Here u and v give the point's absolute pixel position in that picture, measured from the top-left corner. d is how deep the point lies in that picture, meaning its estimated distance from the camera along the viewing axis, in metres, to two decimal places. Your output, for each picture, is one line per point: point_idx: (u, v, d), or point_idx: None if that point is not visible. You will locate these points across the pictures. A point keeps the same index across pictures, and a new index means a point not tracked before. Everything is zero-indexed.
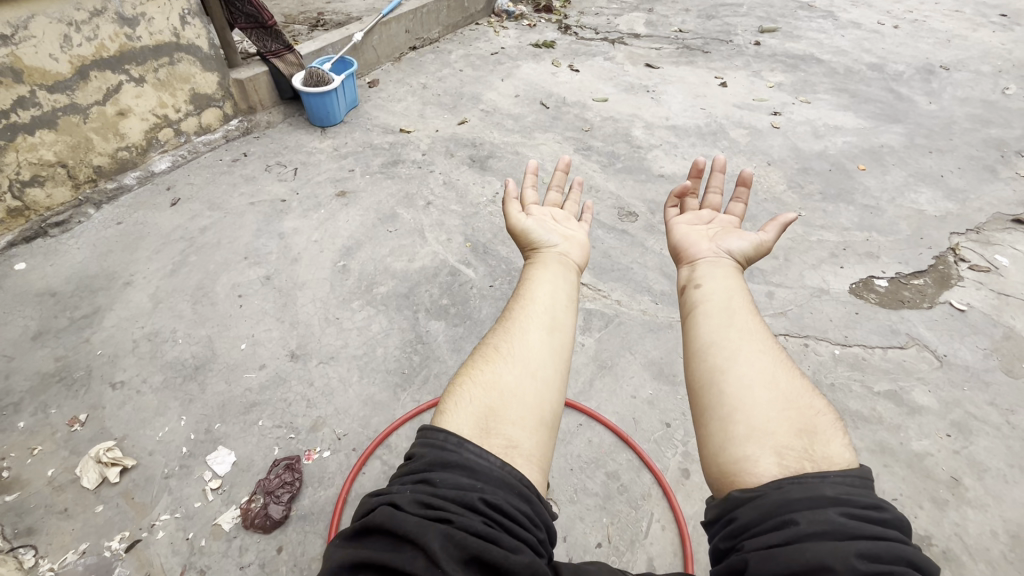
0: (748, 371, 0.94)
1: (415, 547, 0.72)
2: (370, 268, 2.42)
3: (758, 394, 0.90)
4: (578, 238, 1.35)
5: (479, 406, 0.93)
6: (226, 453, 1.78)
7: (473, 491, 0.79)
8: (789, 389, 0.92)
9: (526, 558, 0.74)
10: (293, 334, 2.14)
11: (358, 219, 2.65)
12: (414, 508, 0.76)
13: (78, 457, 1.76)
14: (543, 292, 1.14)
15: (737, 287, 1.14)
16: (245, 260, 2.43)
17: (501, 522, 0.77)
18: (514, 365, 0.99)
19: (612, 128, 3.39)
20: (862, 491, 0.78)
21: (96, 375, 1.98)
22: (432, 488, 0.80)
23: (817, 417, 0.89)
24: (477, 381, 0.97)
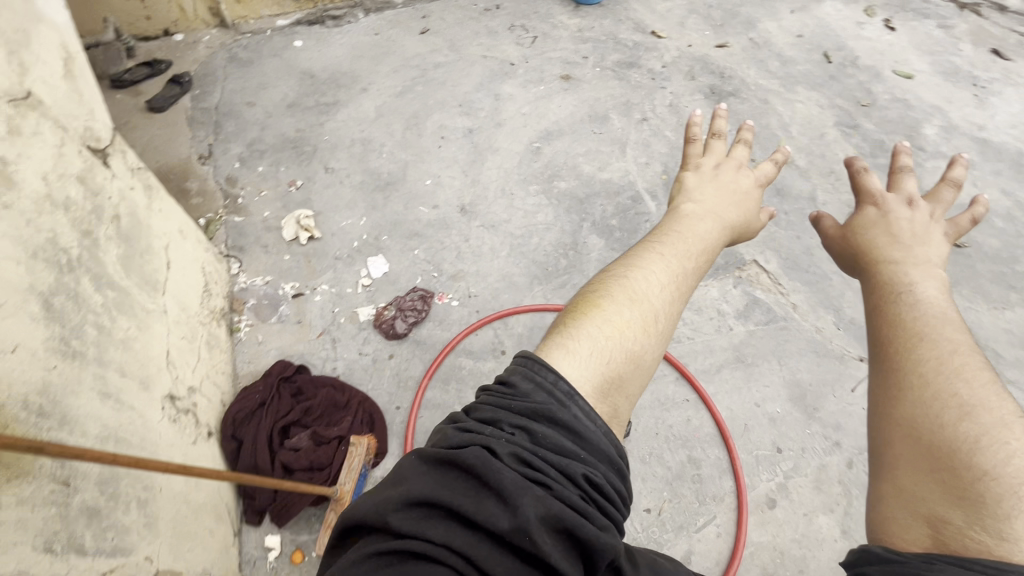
0: (902, 408, 0.79)
1: (501, 502, 0.64)
2: (560, 159, 2.40)
3: (905, 436, 0.77)
4: (738, 205, 1.18)
5: (612, 357, 0.87)
6: (382, 262, 2.04)
7: (569, 455, 0.73)
8: (950, 427, 0.74)
9: (613, 542, 0.68)
10: (469, 190, 2.27)
11: (570, 108, 2.58)
12: (513, 463, 0.68)
13: (287, 212, 2.15)
14: (682, 257, 1.04)
15: (920, 294, 0.91)
16: (458, 107, 2.55)
17: (593, 495, 0.71)
18: (653, 323, 0.93)
19: (898, 113, 2.72)
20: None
21: (318, 155, 2.34)
22: (532, 442, 0.73)
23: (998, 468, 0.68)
24: (608, 329, 0.89)
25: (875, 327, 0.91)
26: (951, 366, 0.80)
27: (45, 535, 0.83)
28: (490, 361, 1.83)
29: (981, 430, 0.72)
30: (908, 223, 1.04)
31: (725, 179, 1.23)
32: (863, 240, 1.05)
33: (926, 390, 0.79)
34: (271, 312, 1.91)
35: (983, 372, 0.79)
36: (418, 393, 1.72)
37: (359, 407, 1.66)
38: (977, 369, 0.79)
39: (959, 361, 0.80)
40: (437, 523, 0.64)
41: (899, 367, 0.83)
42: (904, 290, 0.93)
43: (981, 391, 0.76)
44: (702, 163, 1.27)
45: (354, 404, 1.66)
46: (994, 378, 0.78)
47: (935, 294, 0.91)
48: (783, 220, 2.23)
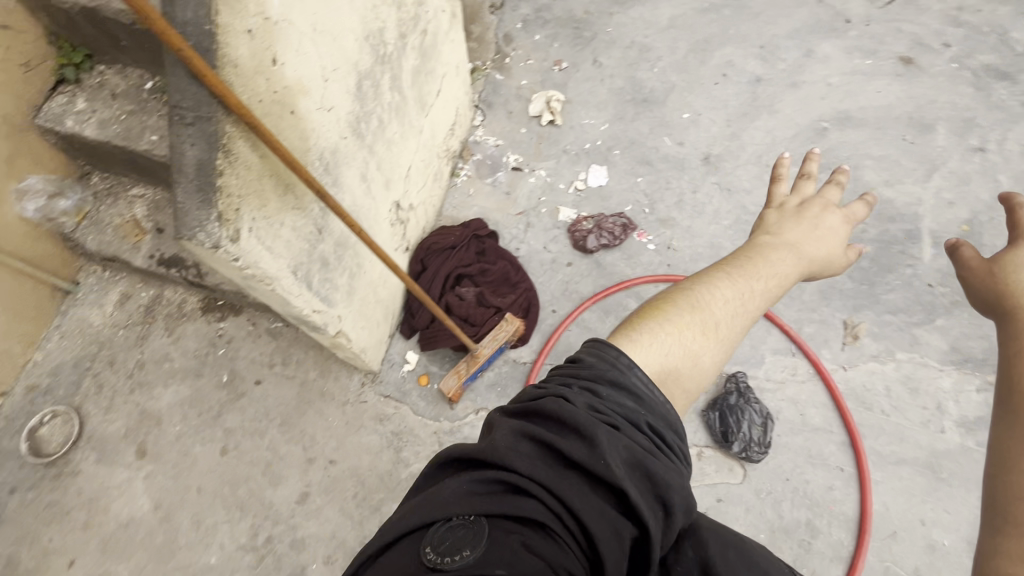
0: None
1: (579, 438, 0.64)
2: (843, 152, 2.01)
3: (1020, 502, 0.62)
4: (830, 249, 0.94)
5: (670, 353, 0.81)
6: (603, 175, 1.98)
7: (635, 410, 0.71)
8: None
9: (684, 488, 0.66)
10: (724, 142, 2.03)
11: (889, 99, 2.11)
12: (585, 408, 0.67)
13: (541, 88, 2.16)
14: (748, 279, 0.89)
15: None
16: (758, 49, 2.23)
17: (660, 446, 0.69)
18: (710, 328, 0.84)
19: None
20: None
21: (593, 44, 2.26)
22: (601, 396, 0.70)
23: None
24: (666, 326, 0.83)
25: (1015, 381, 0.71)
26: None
27: (295, 262, 0.99)
28: None
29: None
30: None
31: (812, 212, 0.97)
32: (1014, 283, 0.79)
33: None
34: (489, 173, 1.99)
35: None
36: (578, 309, 1.74)
37: (523, 293, 1.73)
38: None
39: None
40: (520, 454, 0.63)
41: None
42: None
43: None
44: (788, 199, 1.00)
45: (521, 289, 1.73)
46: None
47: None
48: None
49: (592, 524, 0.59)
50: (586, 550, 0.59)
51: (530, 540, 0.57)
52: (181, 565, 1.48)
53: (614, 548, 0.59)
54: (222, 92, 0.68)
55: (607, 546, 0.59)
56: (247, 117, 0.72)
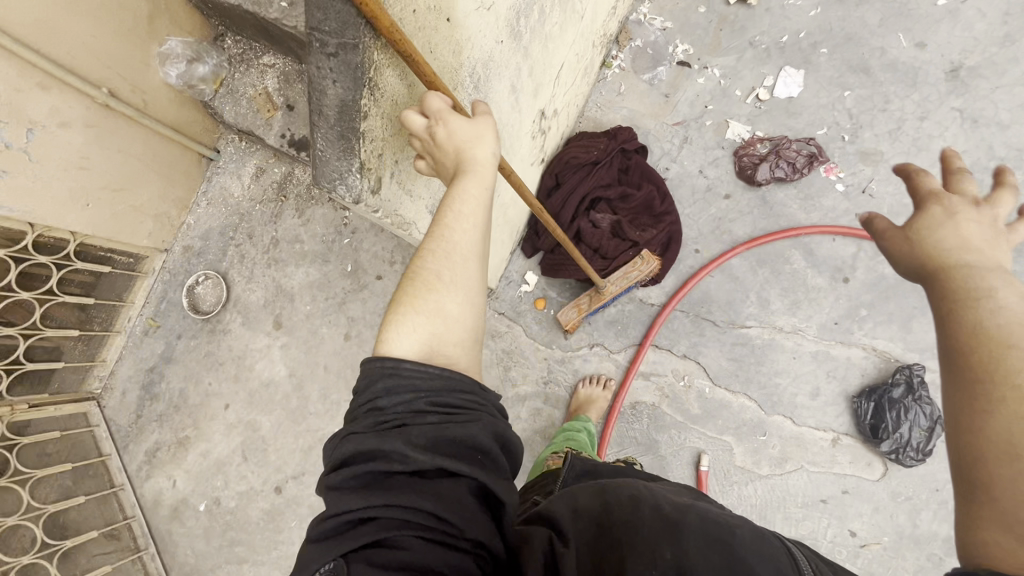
0: (974, 432, 0.50)
1: (380, 455, 0.58)
2: None
3: (975, 463, 0.49)
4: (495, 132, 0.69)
5: (418, 329, 0.66)
6: (797, 82, 1.53)
7: (420, 388, 0.63)
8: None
9: (487, 423, 0.63)
10: (990, 49, 1.46)
11: None
12: (369, 425, 0.61)
13: None
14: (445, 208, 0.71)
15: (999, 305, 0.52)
16: None
17: (457, 404, 0.63)
18: (431, 277, 0.68)
19: None
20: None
21: None
22: (379, 404, 0.62)
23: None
24: (398, 309, 0.68)
25: (942, 332, 0.55)
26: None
27: (433, 200, 0.87)
28: (822, 278, 1.46)
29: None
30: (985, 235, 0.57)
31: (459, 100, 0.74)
32: (935, 248, 0.59)
33: (1007, 408, 0.48)
34: (648, 66, 1.62)
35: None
36: (727, 254, 1.49)
37: (666, 227, 1.49)
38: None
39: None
40: (349, 495, 0.56)
41: (972, 379, 0.51)
42: (974, 291, 0.54)
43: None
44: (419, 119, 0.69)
45: (664, 222, 1.48)
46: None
47: (1009, 300, 0.52)
48: None
49: (435, 505, 0.55)
50: (447, 531, 0.55)
51: (392, 554, 0.52)
52: (311, 429, 1.69)
53: (468, 510, 0.57)
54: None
55: (460, 513, 0.56)
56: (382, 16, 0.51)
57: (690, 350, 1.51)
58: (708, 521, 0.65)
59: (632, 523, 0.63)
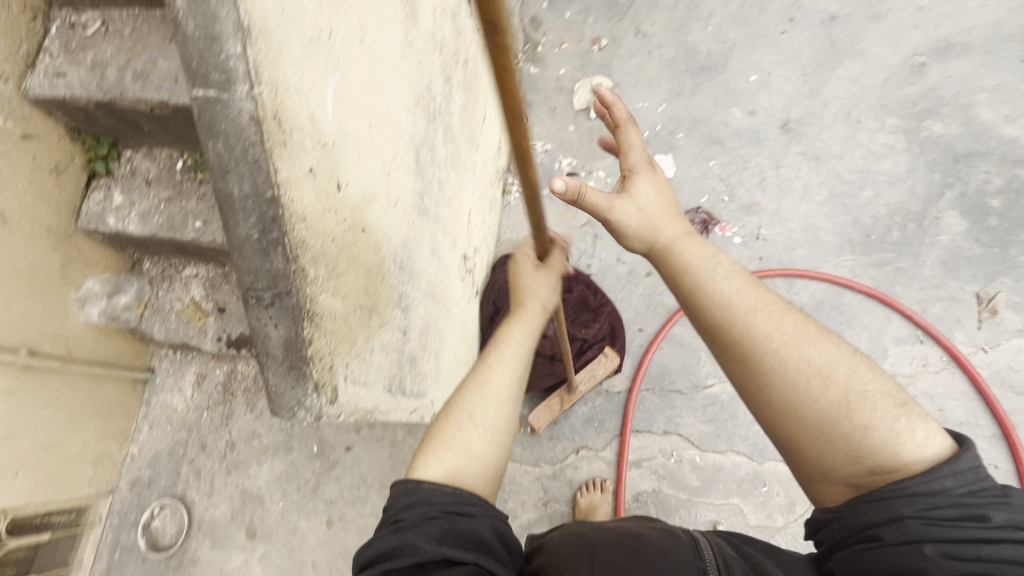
0: (773, 406, 0.70)
1: (395, 554, 0.62)
2: (949, 89, 1.73)
3: (789, 428, 0.69)
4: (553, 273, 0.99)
5: (447, 460, 0.71)
6: (669, 164, 1.77)
7: (435, 501, 0.67)
8: (817, 401, 0.68)
9: (487, 518, 0.68)
10: (803, 103, 1.78)
11: (998, 12, 1.78)
12: (386, 531, 0.65)
13: (582, 74, 1.94)
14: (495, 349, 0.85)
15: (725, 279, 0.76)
16: None
17: (468, 504, 0.68)
18: (463, 416, 0.75)
19: None
20: (994, 544, 0.59)
21: (632, 12, 1.99)
22: (398, 510, 0.67)
23: (878, 424, 0.65)
24: (429, 447, 0.74)
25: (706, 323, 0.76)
26: (789, 337, 0.70)
27: (389, 379, 0.89)
28: None
29: (866, 411, 0.66)
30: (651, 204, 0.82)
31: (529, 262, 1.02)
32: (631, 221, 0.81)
33: (782, 379, 0.69)
34: (542, 184, 1.82)
35: (807, 326, 0.72)
36: (667, 325, 1.60)
37: (607, 316, 1.59)
38: (795, 322, 0.72)
39: (777, 325, 0.71)
40: None
41: (749, 365, 0.71)
42: (704, 276, 0.76)
43: (821, 351, 0.70)
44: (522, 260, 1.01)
45: (603, 313, 1.59)
46: (820, 324, 0.73)
47: (728, 276, 0.76)
48: None
49: None
50: None
51: None
52: None
53: None
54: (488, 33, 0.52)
55: None
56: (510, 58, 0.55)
57: (668, 425, 1.54)
58: (618, 537, 0.77)
59: (566, 564, 0.73)
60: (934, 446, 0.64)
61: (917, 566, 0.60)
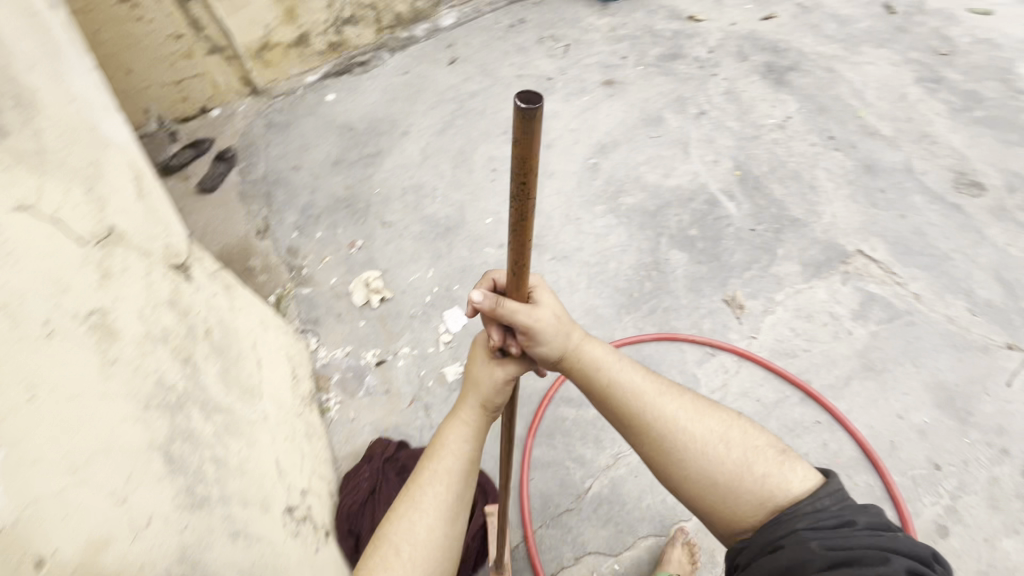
0: (691, 472, 0.93)
1: None
2: (621, 172, 2.26)
3: (706, 489, 0.92)
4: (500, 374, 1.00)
5: None
6: (459, 314, 1.94)
7: None
8: (726, 463, 0.92)
9: None
10: (534, 222, 2.15)
11: (620, 115, 2.45)
12: None
13: (352, 275, 2.09)
14: (430, 463, 0.97)
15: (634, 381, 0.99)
16: (503, 135, 2.45)
17: None
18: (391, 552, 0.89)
19: (986, 56, 2.46)
20: (864, 539, 0.79)
21: (372, 211, 2.28)
22: None
23: (770, 471, 0.91)
24: None
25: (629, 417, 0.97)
26: (689, 417, 0.96)
27: None
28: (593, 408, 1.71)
29: (759, 464, 0.92)
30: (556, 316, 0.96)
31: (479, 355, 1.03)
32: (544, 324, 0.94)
33: (693, 449, 0.93)
34: (357, 384, 1.83)
35: (700, 406, 0.98)
36: (526, 453, 1.63)
37: None
38: (692, 401, 0.98)
39: (680, 405, 0.97)
40: None
41: (667, 442, 0.94)
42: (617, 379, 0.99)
43: (714, 424, 0.95)
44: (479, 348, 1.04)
45: None
46: (712, 401, 1.00)
47: (636, 376, 1.00)
48: (881, 200, 2.06)
49: None
50: None
51: None
52: None
53: None
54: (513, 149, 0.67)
55: None
56: (531, 180, 0.70)
57: (576, 549, 1.50)
58: None
59: None
60: (809, 481, 0.90)
61: (806, 558, 0.79)
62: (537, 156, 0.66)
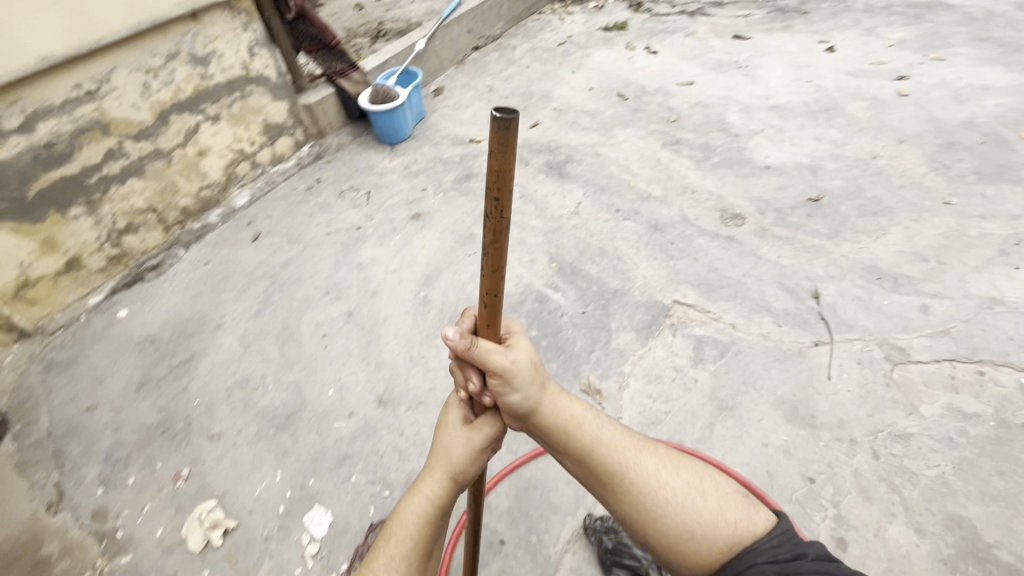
0: (663, 521, 1.03)
1: None
2: (451, 297, 2.28)
3: (675, 536, 1.02)
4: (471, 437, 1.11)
5: None
6: (322, 512, 1.70)
7: None
8: (700, 514, 1.02)
9: None
10: (379, 377, 2.03)
11: (435, 243, 2.52)
12: None
13: (183, 515, 1.75)
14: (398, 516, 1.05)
15: (609, 437, 1.09)
16: (326, 296, 2.36)
17: None
18: None
19: (703, 115, 3.05)
20: (815, 566, 0.94)
21: (195, 427, 1.98)
22: None
23: (739, 515, 1.03)
24: None
25: (602, 470, 1.07)
26: (661, 471, 1.06)
27: None
28: (494, 561, 1.54)
29: (725, 511, 1.03)
30: (529, 365, 1.06)
31: (458, 416, 1.16)
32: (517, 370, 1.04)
33: (666, 500, 1.03)
34: None
35: (670, 458, 1.10)
36: None
37: None
38: (666, 453, 1.10)
39: (656, 460, 1.08)
40: None
41: (640, 491, 1.04)
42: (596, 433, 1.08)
43: (686, 477, 1.07)
44: (456, 412, 1.16)
45: None
46: (682, 455, 1.12)
47: (613, 432, 1.10)
48: (675, 251, 2.32)
49: None
50: None
51: None
52: None
53: None
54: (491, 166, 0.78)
55: None
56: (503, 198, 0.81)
57: None
58: None
59: None
60: (767, 520, 1.04)
61: None
62: (511, 169, 0.76)
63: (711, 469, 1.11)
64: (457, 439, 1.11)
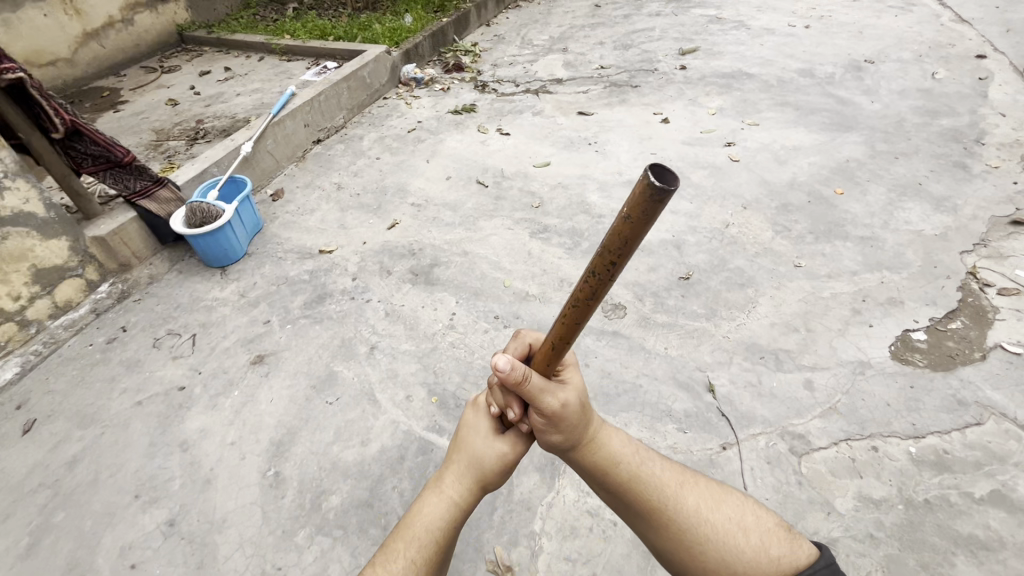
0: (704, 555, 1.02)
1: None
2: (312, 469, 1.82)
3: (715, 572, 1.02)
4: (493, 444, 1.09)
5: None
6: None
7: None
8: (743, 552, 1.00)
9: None
10: None
11: (285, 394, 2.05)
12: None
13: None
14: (420, 513, 1.03)
15: (650, 473, 1.08)
16: (136, 502, 1.76)
17: None
18: None
19: (565, 197, 3.00)
20: None
21: None
22: None
23: (784, 552, 1.01)
24: None
25: (641, 506, 1.06)
26: (703, 507, 1.05)
27: None
28: None
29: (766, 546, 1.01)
30: (577, 404, 1.03)
31: (482, 417, 1.11)
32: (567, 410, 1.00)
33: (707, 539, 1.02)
34: None
35: (710, 492, 1.08)
36: None
37: None
38: (708, 489, 1.09)
39: (698, 497, 1.06)
40: None
41: (678, 528, 1.04)
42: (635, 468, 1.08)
43: (728, 513, 1.05)
44: (483, 414, 1.12)
45: None
46: (722, 490, 1.10)
47: (653, 468, 1.09)
48: None
49: None
50: None
51: None
52: None
53: None
54: (617, 224, 0.69)
55: None
56: (621, 264, 0.74)
57: None
58: None
59: None
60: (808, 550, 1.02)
61: None
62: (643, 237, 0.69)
63: (751, 501, 1.09)
64: (483, 446, 1.08)
